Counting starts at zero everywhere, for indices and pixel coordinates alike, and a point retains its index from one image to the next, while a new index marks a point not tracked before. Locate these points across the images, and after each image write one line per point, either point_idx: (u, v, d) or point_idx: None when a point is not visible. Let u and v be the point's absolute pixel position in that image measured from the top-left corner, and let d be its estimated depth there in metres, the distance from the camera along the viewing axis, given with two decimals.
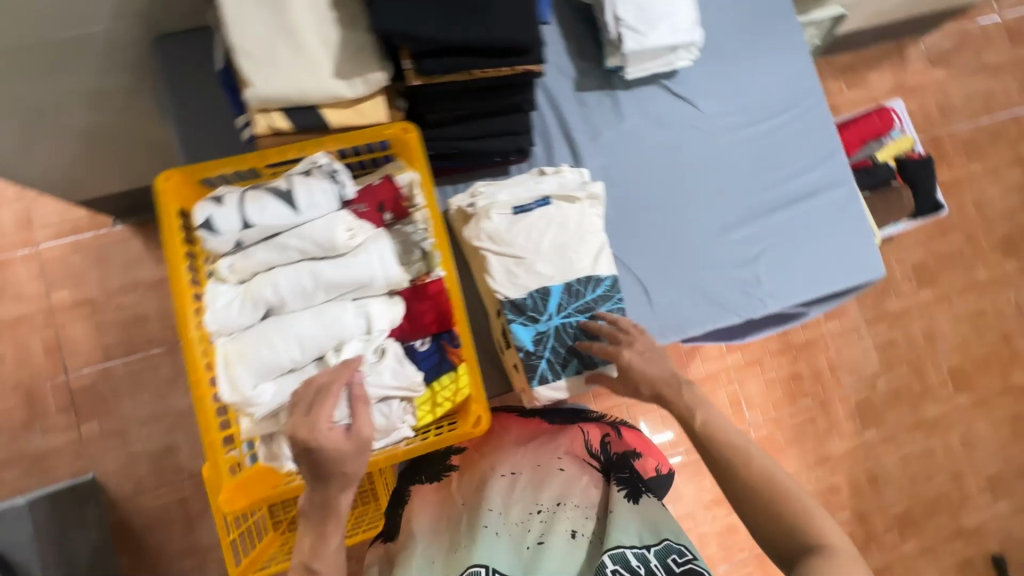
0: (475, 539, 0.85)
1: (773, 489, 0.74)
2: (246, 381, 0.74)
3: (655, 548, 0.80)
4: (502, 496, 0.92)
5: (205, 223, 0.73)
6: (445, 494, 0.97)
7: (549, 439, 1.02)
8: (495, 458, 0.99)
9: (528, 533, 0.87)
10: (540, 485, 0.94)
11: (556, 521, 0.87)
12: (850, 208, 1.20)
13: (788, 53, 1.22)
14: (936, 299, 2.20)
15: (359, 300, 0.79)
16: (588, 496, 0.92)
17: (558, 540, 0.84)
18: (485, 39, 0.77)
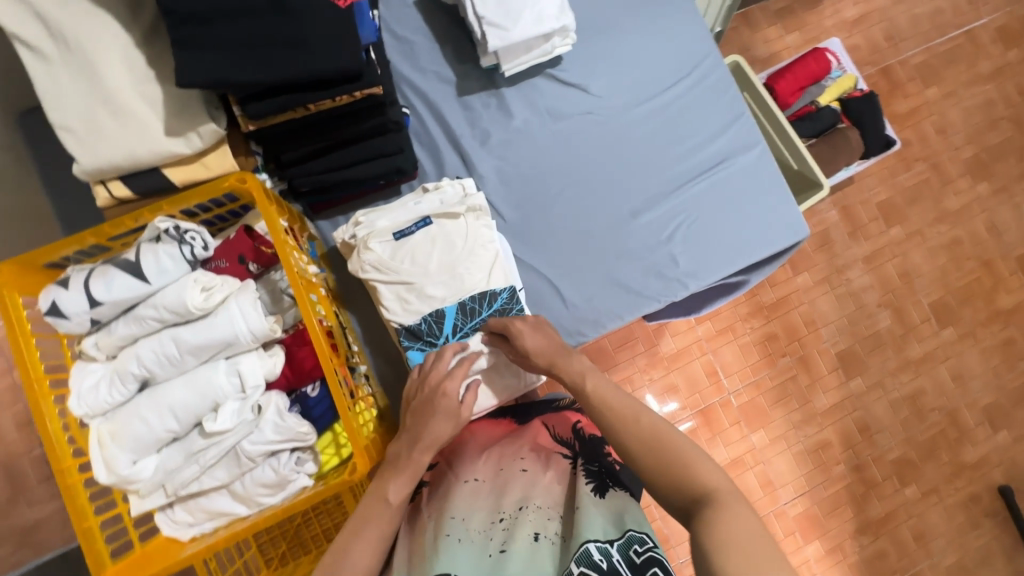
0: (436, 550, 0.70)
1: (652, 440, 0.69)
2: (122, 460, 0.74)
3: (619, 539, 0.68)
4: (465, 501, 0.79)
5: (51, 309, 0.71)
6: (416, 519, 0.83)
7: (514, 439, 0.91)
8: (460, 466, 0.87)
9: (491, 539, 0.72)
10: (505, 488, 0.80)
11: (519, 525, 0.73)
12: (765, 171, 1.15)
13: (677, 19, 1.16)
14: (907, 235, 2.07)
15: (231, 358, 0.78)
16: (553, 493, 0.79)
17: (523, 544, 0.70)
18: (306, 74, 0.74)
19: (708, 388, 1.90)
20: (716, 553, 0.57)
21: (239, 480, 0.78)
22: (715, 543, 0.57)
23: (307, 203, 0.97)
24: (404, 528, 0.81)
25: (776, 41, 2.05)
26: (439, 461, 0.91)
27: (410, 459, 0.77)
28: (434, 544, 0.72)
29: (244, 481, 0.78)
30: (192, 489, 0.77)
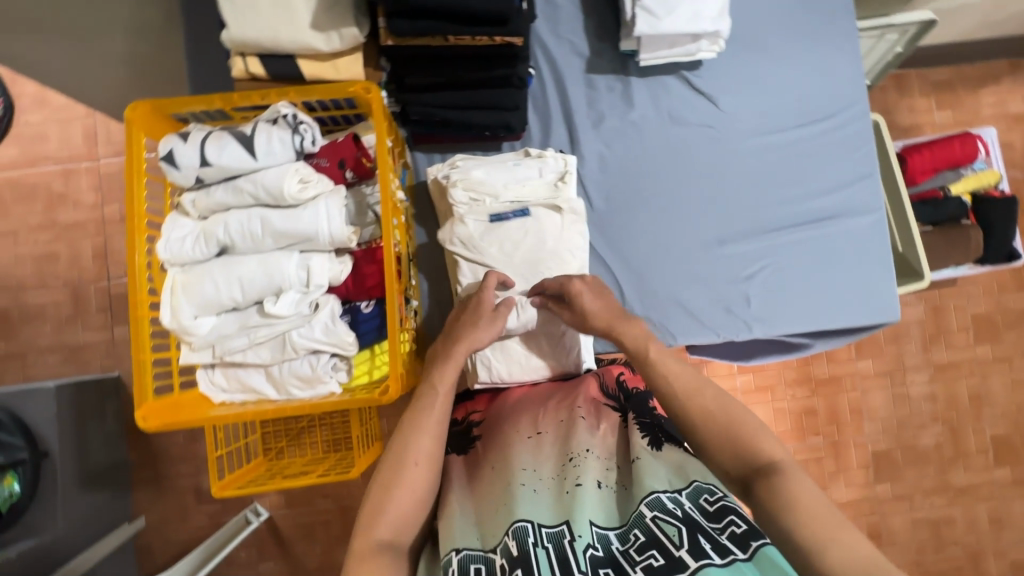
0: (513, 497, 0.72)
1: (712, 412, 0.69)
2: (186, 311, 0.78)
3: (687, 489, 0.68)
4: (529, 455, 0.79)
5: (167, 155, 0.76)
6: (474, 462, 0.82)
7: (563, 394, 0.91)
8: (514, 422, 0.86)
9: (563, 479, 0.74)
10: (567, 436, 0.81)
11: (583, 470, 0.74)
12: (875, 242, 1.07)
13: (835, 58, 1.09)
14: (994, 358, 1.92)
15: (305, 253, 0.81)
16: (609, 445, 0.79)
17: (593, 488, 0.72)
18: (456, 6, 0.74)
19: None
20: (784, 512, 0.59)
21: (278, 366, 0.82)
22: (785, 504, 0.60)
23: (410, 130, 0.98)
24: (469, 475, 0.79)
25: (923, 114, 1.90)
26: (490, 419, 0.90)
27: (454, 354, 0.80)
28: (507, 493, 0.73)
29: (282, 368, 0.82)
30: (237, 358, 0.81)
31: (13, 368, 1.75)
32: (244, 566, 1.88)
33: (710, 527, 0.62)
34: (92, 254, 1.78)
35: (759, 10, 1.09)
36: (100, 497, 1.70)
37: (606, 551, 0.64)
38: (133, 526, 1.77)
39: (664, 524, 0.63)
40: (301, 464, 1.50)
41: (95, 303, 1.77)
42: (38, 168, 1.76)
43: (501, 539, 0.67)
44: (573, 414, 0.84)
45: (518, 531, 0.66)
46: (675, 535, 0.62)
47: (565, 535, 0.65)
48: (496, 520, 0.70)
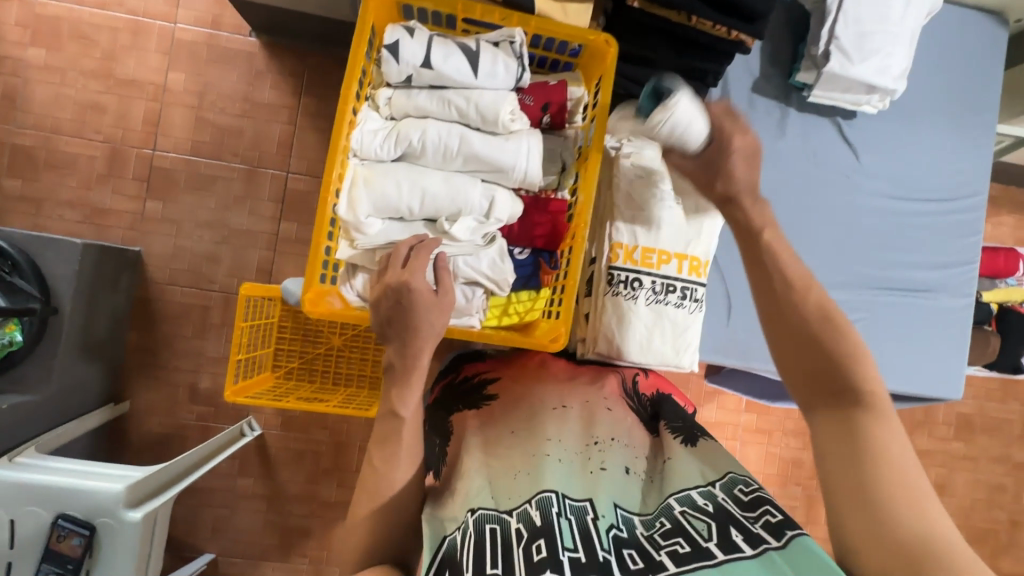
0: (539, 466, 0.75)
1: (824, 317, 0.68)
2: (363, 207, 0.75)
3: (721, 481, 0.72)
4: (555, 426, 0.82)
5: (392, 45, 0.73)
6: (489, 421, 0.85)
7: (589, 378, 0.92)
8: (539, 394, 0.87)
9: (587, 459, 0.77)
10: (593, 418, 0.84)
11: (612, 454, 0.78)
12: (958, 322, 1.15)
13: (969, 142, 1.16)
14: (965, 455, 2.14)
15: (489, 183, 0.80)
16: (637, 436, 0.83)
17: (617, 473, 0.76)
18: None
19: None
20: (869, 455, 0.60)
21: None
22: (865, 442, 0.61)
23: None
24: (484, 433, 0.83)
25: None
26: (507, 378, 0.92)
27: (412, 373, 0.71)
28: (532, 462, 0.76)
29: None
30: None
31: (24, 215, 1.63)
32: (223, 478, 1.82)
33: (745, 516, 0.67)
34: (144, 119, 1.66)
35: (920, 83, 1.14)
36: (94, 371, 1.61)
37: (630, 533, 0.69)
38: (117, 409, 1.68)
39: (692, 518, 0.67)
40: (310, 388, 1.55)
41: (135, 170, 1.66)
42: (105, 12, 1.63)
43: (521, 505, 0.71)
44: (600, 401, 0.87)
45: (542, 501, 0.70)
46: (704, 529, 0.66)
47: (588, 511, 0.70)
48: (521, 487, 0.73)
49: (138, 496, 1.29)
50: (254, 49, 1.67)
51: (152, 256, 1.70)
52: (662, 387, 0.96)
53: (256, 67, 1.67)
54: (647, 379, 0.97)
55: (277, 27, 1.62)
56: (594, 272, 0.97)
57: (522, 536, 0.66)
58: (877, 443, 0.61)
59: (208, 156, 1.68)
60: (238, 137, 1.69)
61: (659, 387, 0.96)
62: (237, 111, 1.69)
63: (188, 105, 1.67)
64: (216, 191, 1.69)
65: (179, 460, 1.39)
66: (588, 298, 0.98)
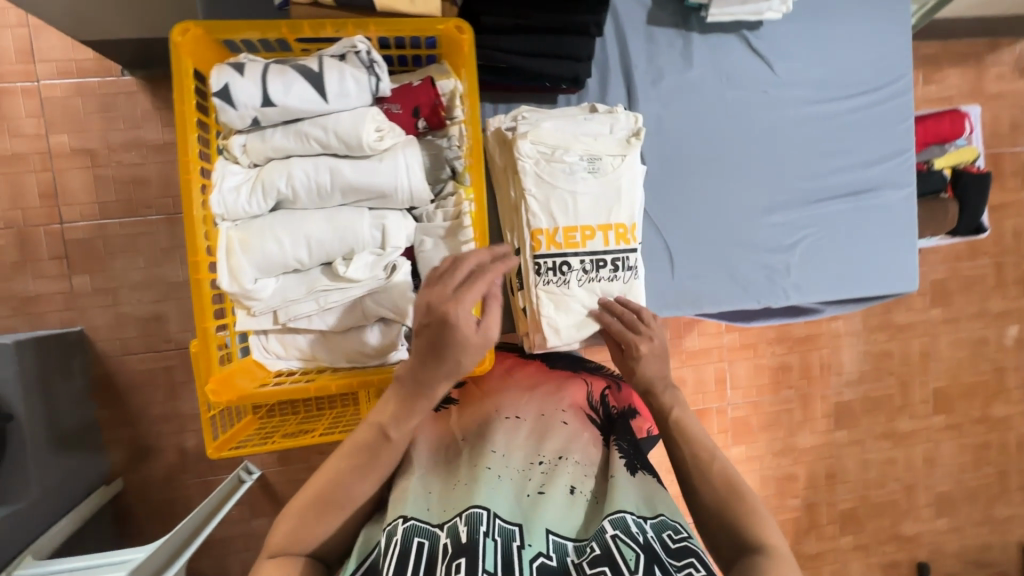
0: (478, 478, 0.74)
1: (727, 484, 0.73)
2: (247, 273, 0.70)
3: (653, 521, 0.71)
4: (503, 439, 0.83)
5: (222, 91, 0.65)
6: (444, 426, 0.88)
7: (550, 388, 0.97)
8: (499, 404, 0.91)
9: (527, 481, 0.77)
10: (543, 435, 0.86)
11: (556, 475, 0.78)
12: (901, 216, 1.13)
13: (884, 23, 1.09)
14: (944, 319, 2.19)
15: (377, 211, 0.73)
16: (590, 455, 0.83)
17: (558, 494, 0.75)
18: None
19: (711, 393, 2.04)
20: None
21: (345, 332, 0.76)
22: None
23: None
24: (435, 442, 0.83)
25: None
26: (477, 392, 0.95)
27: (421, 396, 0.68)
28: (473, 474, 0.76)
29: (350, 334, 0.76)
30: (302, 324, 0.74)
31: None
32: (238, 524, 1.83)
33: (668, 562, 0.64)
34: (40, 193, 1.55)
35: None
36: (75, 460, 1.58)
37: (558, 560, 0.66)
38: (112, 489, 1.67)
39: (622, 546, 0.64)
40: (296, 422, 1.51)
41: (47, 249, 1.57)
42: None
43: (452, 518, 0.69)
44: (556, 415, 0.90)
45: (471, 517, 0.67)
46: (633, 560, 0.62)
47: (516, 537, 0.67)
48: (454, 502, 0.72)
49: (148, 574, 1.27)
50: (133, 89, 1.55)
51: (96, 331, 1.64)
52: (631, 403, 0.99)
53: (141, 108, 1.55)
54: (616, 395, 1.00)
55: (149, 60, 1.50)
56: (521, 263, 0.92)
57: (445, 554, 0.63)
58: None
59: (119, 216, 1.59)
60: (145, 187, 1.59)
61: (630, 401, 0.99)
62: (134, 160, 1.58)
63: (80, 166, 1.56)
64: (140, 249, 1.61)
65: (179, 531, 1.38)
66: (521, 292, 0.93)
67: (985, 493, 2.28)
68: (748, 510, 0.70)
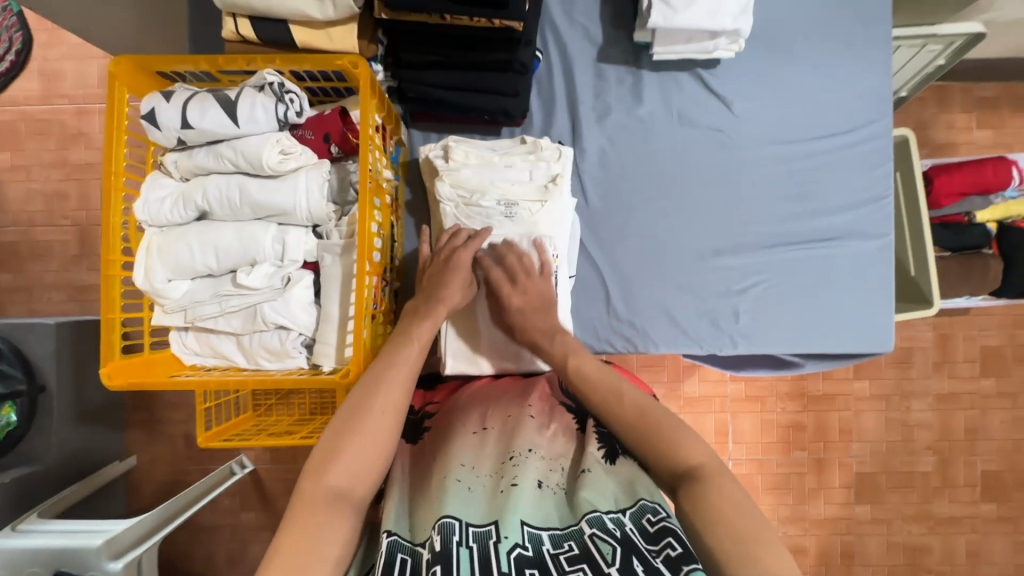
0: (445, 490, 0.71)
1: (641, 419, 0.72)
2: (159, 274, 0.78)
3: (631, 509, 0.68)
4: (470, 451, 0.77)
5: (149, 114, 0.75)
6: (418, 454, 0.81)
7: (519, 391, 0.89)
8: (462, 414, 0.85)
9: (500, 478, 0.73)
10: (513, 436, 0.80)
11: (525, 468, 0.73)
12: (875, 268, 1.03)
13: (859, 62, 1.02)
14: (997, 392, 1.92)
15: (282, 226, 0.80)
16: (557, 447, 0.78)
17: (529, 487, 0.71)
18: None
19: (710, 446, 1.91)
20: (703, 526, 0.63)
21: (248, 336, 0.81)
22: (707, 518, 0.63)
23: (405, 108, 0.95)
24: (410, 466, 0.79)
25: (961, 132, 1.80)
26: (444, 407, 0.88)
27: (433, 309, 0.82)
28: (439, 485, 0.72)
29: (251, 339, 0.81)
30: (207, 325, 0.80)
31: (21, 301, 1.90)
32: (227, 515, 1.94)
33: (647, 549, 0.62)
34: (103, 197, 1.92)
35: (786, 13, 1.02)
36: (95, 433, 1.79)
37: (535, 551, 0.63)
38: (125, 464, 1.86)
39: (599, 542, 0.63)
40: (286, 423, 1.60)
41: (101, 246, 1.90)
42: (56, 108, 1.89)
43: (428, 533, 0.66)
44: (522, 411, 0.83)
45: (444, 527, 0.64)
46: (609, 553, 0.61)
47: (491, 536, 0.64)
48: (427, 515, 0.69)
49: (120, 547, 1.40)
50: None
51: None
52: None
53: None
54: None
55: None
56: None
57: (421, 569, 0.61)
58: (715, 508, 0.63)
59: None
60: None
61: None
62: None
63: None
64: None
65: (160, 510, 1.51)
66: None
67: None
68: (675, 425, 0.71)
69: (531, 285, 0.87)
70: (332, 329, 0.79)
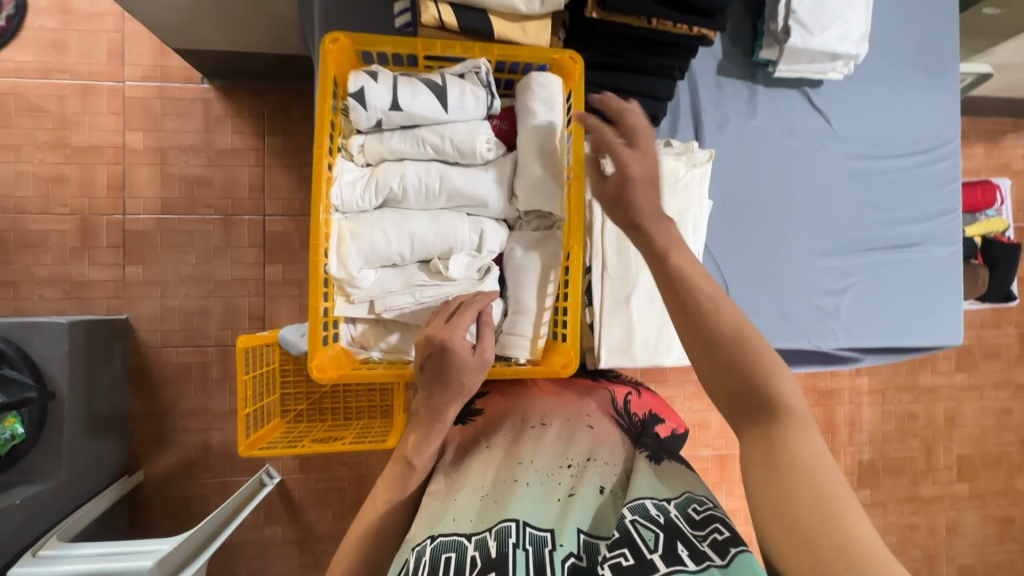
0: (508, 492, 0.74)
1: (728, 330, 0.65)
2: (354, 261, 0.75)
3: (676, 499, 0.72)
4: (530, 449, 0.83)
5: (358, 93, 0.72)
6: (470, 439, 0.87)
7: (575, 395, 0.95)
8: (524, 410, 0.91)
9: (557, 485, 0.77)
10: (570, 438, 0.85)
11: (586, 476, 0.78)
12: (946, 271, 1.17)
13: (931, 91, 1.17)
14: (968, 385, 2.19)
15: (475, 217, 0.79)
16: (615, 453, 0.83)
17: (589, 495, 0.75)
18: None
19: None
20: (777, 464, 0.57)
21: None
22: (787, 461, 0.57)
23: None
24: (459, 458, 0.83)
25: None
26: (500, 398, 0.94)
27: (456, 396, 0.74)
28: (500, 489, 0.75)
29: None
30: (395, 316, 0.78)
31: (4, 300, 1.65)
32: (251, 530, 1.80)
33: (692, 534, 0.66)
34: (108, 183, 1.69)
35: (881, 43, 1.14)
36: (101, 447, 1.59)
37: (588, 560, 0.66)
38: (133, 480, 1.67)
39: (642, 528, 0.66)
40: (322, 428, 1.55)
41: (106, 237, 1.68)
42: (51, 81, 1.66)
43: (480, 532, 0.68)
44: (581, 419, 0.89)
45: (502, 530, 0.67)
46: (651, 540, 0.64)
47: (547, 542, 0.67)
48: (487, 512, 0.72)
49: (171, 564, 1.27)
50: (210, 96, 1.71)
51: (140, 321, 1.72)
52: (652, 407, 0.98)
53: (216, 114, 1.70)
54: (638, 400, 0.98)
55: (230, 71, 1.67)
56: (591, 281, 0.97)
57: (475, 564, 0.62)
58: (793, 459, 0.57)
59: (180, 213, 1.71)
60: (208, 188, 1.72)
61: (649, 408, 0.97)
62: (202, 162, 1.71)
63: (149, 164, 1.70)
64: (195, 245, 1.72)
65: (207, 523, 1.38)
66: (588, 307, 0.97)
67: (1008, 569, 2.23)
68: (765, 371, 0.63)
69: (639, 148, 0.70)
70: (527, 320, 0.79)
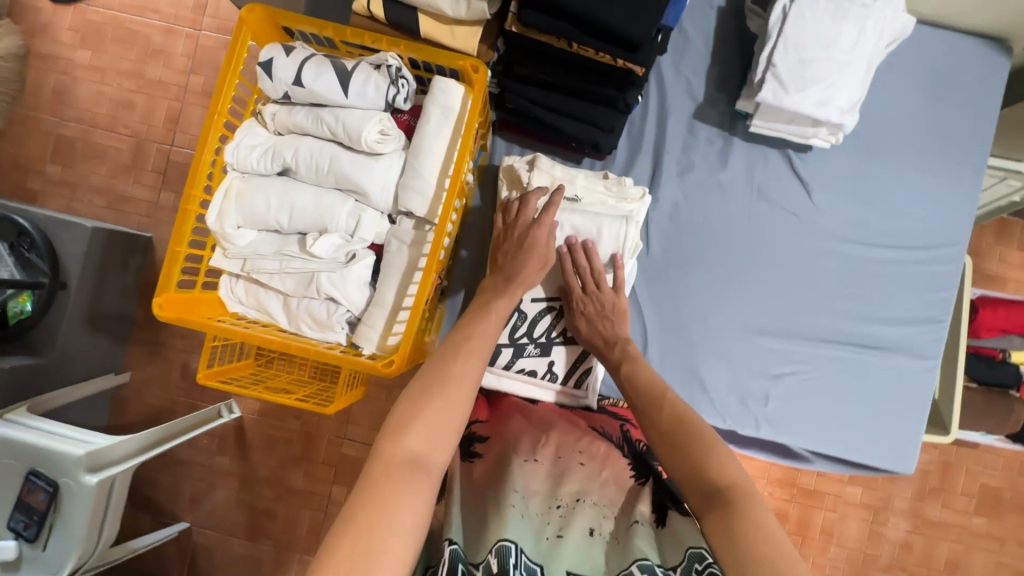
0: (500, 515, 0.66)
1: (677, 425, 0.68)
2: (231, 219, 0.79)
3: (681, 564, 0.61)
4: (522, 479, 0.74)
5: (266, 63, 0.76)
6: (466, 477, 0.76)
7: (570, 432, 0.85)
8: (515, 442, 0.81)
9: (547, 524, 0.68)
10: (561, 476, 0.75)
11: (576, 517, 0.69)
12: (916, 387, 1.02)
13: (940, 181, 1.02)
14: (986, 533, 1.63)
15: (359, 204, 0.81)
16: (610, 494, 0.74)
17: (578, 536, 0.67)
18: (604, 27, 0.74)
19: None
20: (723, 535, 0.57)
21: (297, 299, 0.81)
22: (735, 535, 0.56)
23: (496, 115, 0.96)
24: (466, 489, 0.74)
25: None
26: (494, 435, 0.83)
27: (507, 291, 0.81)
28: (492, 514, 0.67)
29: (300, 303, 0.81)
30: (261, 278, 0.81)
31: (13, 180, 1.60)
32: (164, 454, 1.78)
33: None
34: None
35: (894, 121, 1.02)
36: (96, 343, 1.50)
37: None
38: (116, 379, 1.56)
39: None
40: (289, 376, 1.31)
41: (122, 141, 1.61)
42: None
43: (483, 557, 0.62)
44: (573, 455, 0.79)
45: (501, 550, 0.60)
46: None
47: None
48: (480, 536, 0.65)
49: (101, 461, 1.21)
50: None
51: None
52: None
53: None
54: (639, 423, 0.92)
55: None
56: None
57: None
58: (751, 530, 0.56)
59: None
60: None
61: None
62: None
63: None
64: None
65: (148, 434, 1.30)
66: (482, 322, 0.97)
67: None
68: (705, 444, 0.65)
69: (602, 298, 0.89)
70: (382, 313, 0.80)
